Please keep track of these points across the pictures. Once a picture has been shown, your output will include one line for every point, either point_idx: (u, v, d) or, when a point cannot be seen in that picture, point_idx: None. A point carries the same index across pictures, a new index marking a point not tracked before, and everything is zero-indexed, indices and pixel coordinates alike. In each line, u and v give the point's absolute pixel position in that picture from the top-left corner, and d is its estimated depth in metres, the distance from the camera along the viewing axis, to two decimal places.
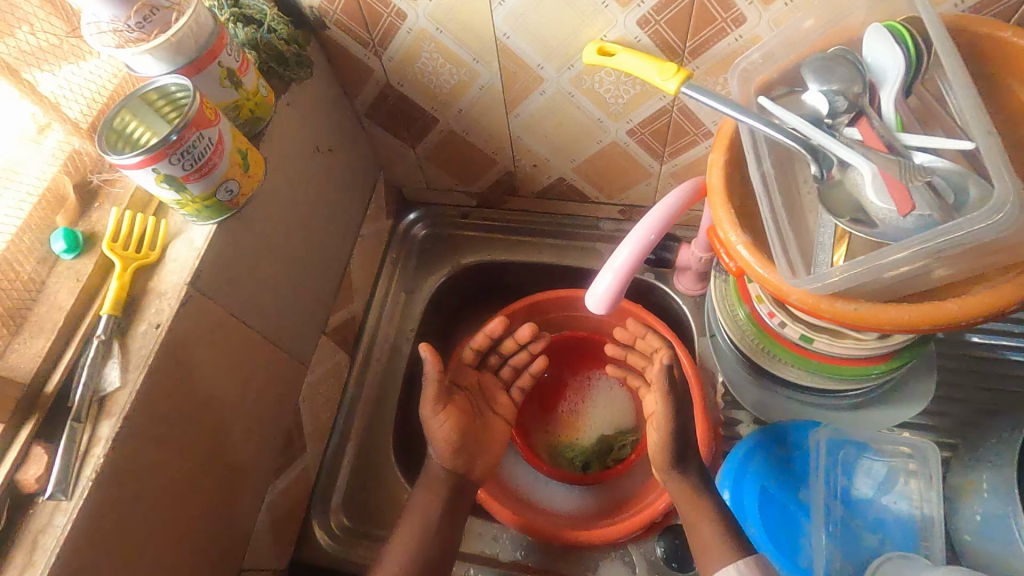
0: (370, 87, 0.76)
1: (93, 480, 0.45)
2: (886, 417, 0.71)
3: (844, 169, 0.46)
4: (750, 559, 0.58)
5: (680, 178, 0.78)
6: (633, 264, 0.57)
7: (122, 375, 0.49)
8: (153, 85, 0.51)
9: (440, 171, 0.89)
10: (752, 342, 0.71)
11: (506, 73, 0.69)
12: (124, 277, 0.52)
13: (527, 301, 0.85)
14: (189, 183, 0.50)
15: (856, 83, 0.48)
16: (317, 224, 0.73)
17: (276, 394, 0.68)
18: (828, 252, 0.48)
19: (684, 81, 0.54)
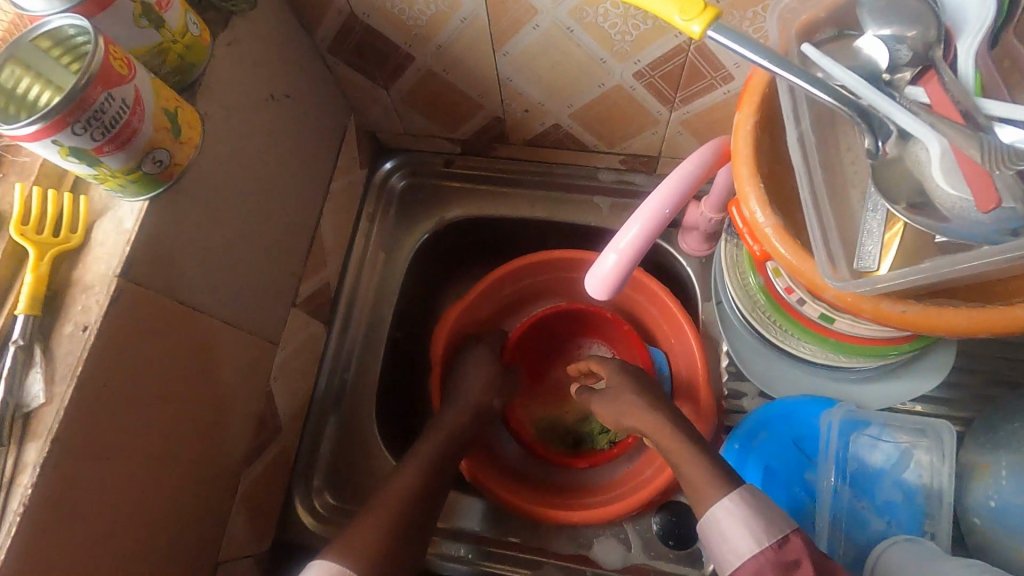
0: (331, 18, 0.64)
1: (22, 514, 0.39)
2: (900, 392, 0.66)
3: (903, 142, 0.38)
4: (740, 493, 0.53)
5: (691, 126, 0.69)
6: (642, 244, 0.50)
7: (47, 389, 0.42)
8: (43, 29, 0.40)
9: (418, 115, 0.78)
10: (764, 314, 0.65)
11: (493, 2, 0.57)
12: (40, 268, 0.44)
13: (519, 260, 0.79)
14: (103, 155, 0.41)
15: (929, 31, 0.39)
16: (278, 185, 0.64)
17: (244, 379, 0.62)
18: (876, 241, 0.41)
19: (711, 22, 0.43)
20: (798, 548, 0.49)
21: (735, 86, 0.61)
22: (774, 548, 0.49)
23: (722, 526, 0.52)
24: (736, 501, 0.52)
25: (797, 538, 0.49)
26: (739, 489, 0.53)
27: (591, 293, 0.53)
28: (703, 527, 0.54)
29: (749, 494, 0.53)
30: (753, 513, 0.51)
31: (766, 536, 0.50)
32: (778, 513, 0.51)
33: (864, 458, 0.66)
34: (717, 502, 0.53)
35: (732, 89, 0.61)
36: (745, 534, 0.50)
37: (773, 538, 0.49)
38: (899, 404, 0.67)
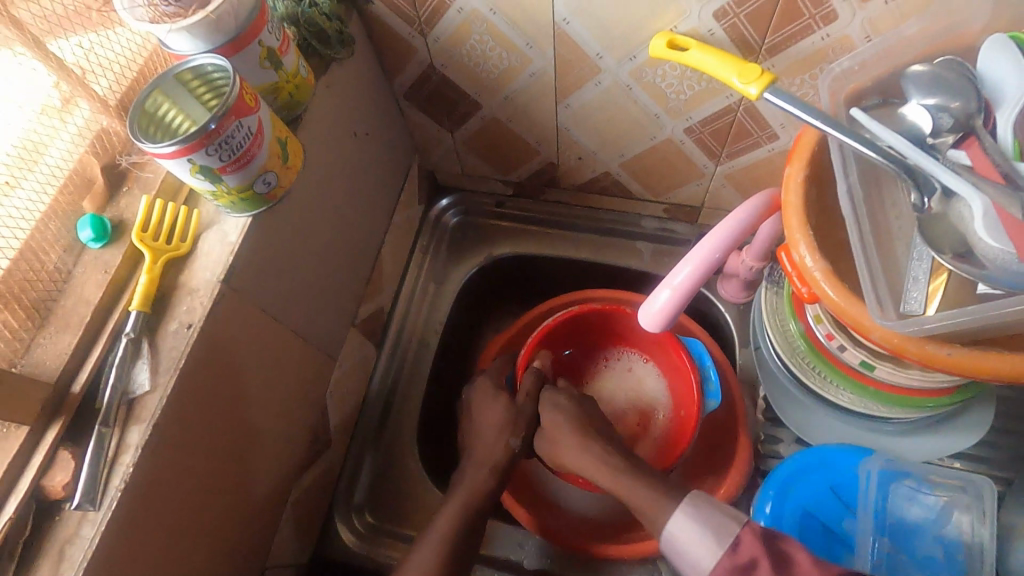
0: (411, 68, 0.71)
1: (122, 490, 0.43)
2: (935, 447, 0.68)
3: (947, 199, 0.42)
4: (689, 502, 0.54)
5: (735, 180, 0.73)
6: (693, 284, 0.56)
7: (152, 378, 0.46)
8: (188, 65, 0.46)
9: (476, 157, 0.84)
10: (803, 361, 0.67)
11: (561, 61, 0.64)
12: (153, 270, 0.49)
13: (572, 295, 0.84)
14: (225, 174, 0.47)
15: (970, 101, 0.43)
16: (351, 212, 0.69)
17: (305, 390, 0.65)
18: (921, 289, 0.44)
19: (768, 85, 0.49)
20: (751, 545, 0.48)
21: (779, 145, 0.65)
22: (730, 552, 0.49)
23: (681, 541, 0.52)
24: (682, 514, 0.53)
25: (750, 535, 0.49)
26: (685, 499, 0.54)
27: (645, 325, 0.60)
28: (663, 547, 0.54)
29: (693, 504, 0.53)
30: (702, 521, 0.52)
31: (720, 543, 0.49)
32: (725, 514, 0.51)
33: (903, 510, 0.67)
34: (665, 521, 0.53)
35: (776, 147, 0.66)
36: (699, 545, 0.51)
37: (726, 542, 0.49)
38: (936, 459, 0.68)
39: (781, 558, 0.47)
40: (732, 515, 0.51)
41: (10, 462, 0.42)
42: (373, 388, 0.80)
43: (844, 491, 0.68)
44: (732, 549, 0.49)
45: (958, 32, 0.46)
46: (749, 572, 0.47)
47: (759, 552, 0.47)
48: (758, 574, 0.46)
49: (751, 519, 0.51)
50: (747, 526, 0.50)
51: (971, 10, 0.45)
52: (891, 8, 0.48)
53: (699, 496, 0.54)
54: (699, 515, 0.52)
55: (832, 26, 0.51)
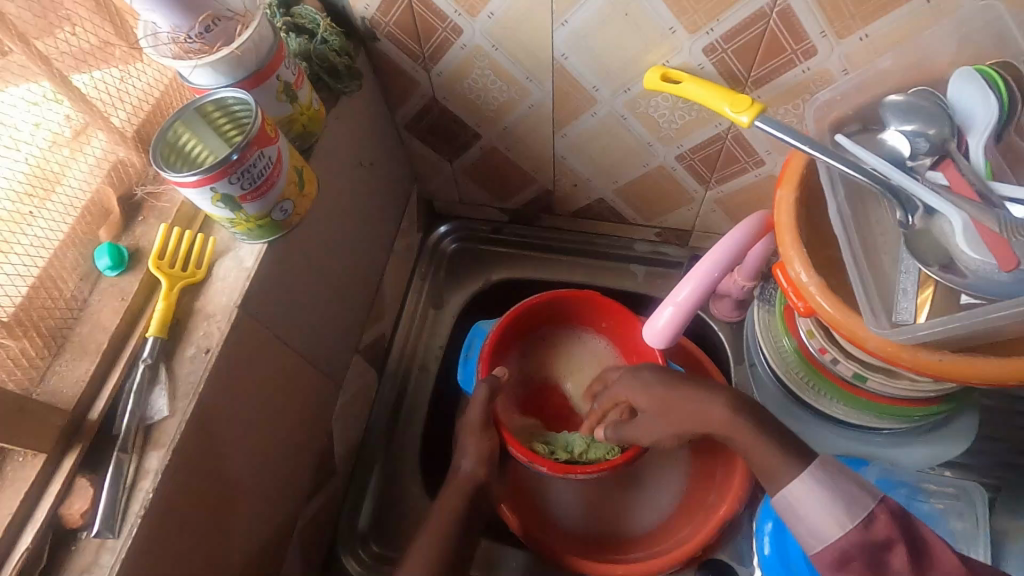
0: (414, 100, 0.74)
1: (141, 516, 0.43)
2: (929, 456, 0.70)
3: (929, 216, 0.46)
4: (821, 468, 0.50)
5: (724, 204, 0.76)
6: (694, 301, 0.59)
7: (170, 404, 0.46)
8: (210, 98, 0.48)
9: (474, 185, 0.87)
10: (797, 374, 0.70)
11: (560, 93, 0.67)
12: (170, 296, 0.50)
13: None
14: (245, 202, 0.48)
15: (943, 126, 0.47)
16: (356, 238, 0.71)
17: (311, 416, 0.65)
18: (911, 300, 0.47)
19: (758, 114, 0.52)
20: (886, 524, 0.46)
21: (765, 170, 0.69)
22: (864, 528, 0.46)
23: (802, 508, 0.49)
24: (814, 477, 0.50)
25: (885, 513, 0.47)
26: (817, 466, 0.51)
27: (650, 340, 0.63)
28: (778, 510, 0.52)
29: (825, 471, 0.50)
30: (836, 488, 0.48)
31: (852, 517, 0.47)
32: (858, 487, 0.48)
33: None
34: (791, 484, 0.50)
35: (763, 172, 0.70)
36: (828, 514, 0.48)
37: (860, 517, 0.47)
38: (928, 468, 0.70)
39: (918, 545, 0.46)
40: (867, 491, 0.48)
41: (27, 491, 0.41)
42: (375, 413, 0.80)
43: None
44: (864, 525, 0.47)
45: (927, 65, 0.51)
46: (882, 553, 0.45)
47: (895, 533, 0.46)
48: (893, 557, 0.45)
49: (887, 495, 0.48)
50: (882, 502, 0.48)
51: (938, 47, 0.50)
52: (866, 43, 0.52)
53: (833, 463, 0.51)
54: (832, 481, 0.49)
55: (812, 60, 0.55)
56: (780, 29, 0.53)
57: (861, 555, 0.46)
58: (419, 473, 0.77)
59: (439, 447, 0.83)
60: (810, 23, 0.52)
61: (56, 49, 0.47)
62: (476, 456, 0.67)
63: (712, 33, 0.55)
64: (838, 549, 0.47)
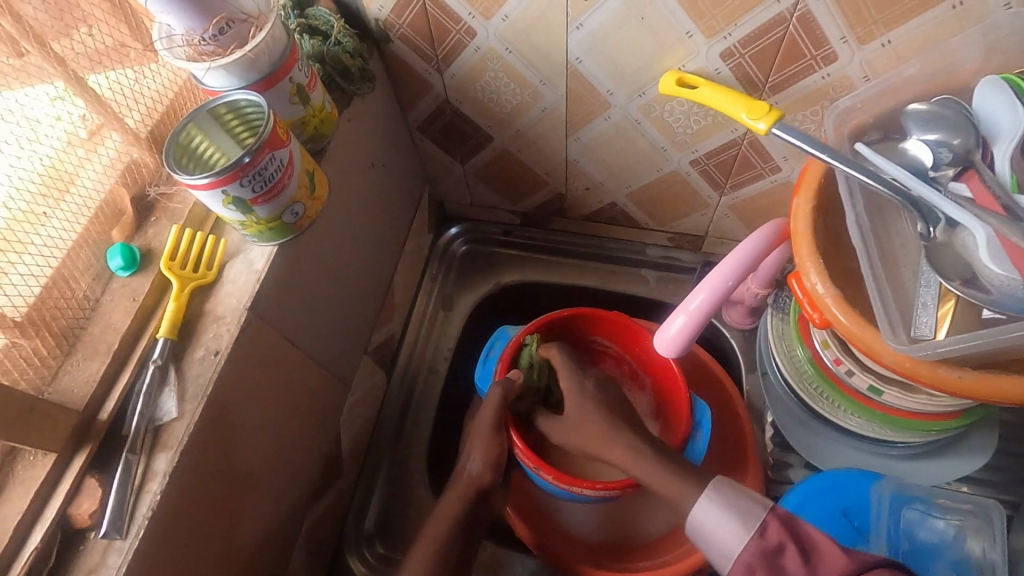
0: (427, 102, 0.74)
1: (149, 517, 0.43)
2: (945, 471, 0.69)
3: (951, 229, 0.44)
4: (712, 486, 0.54)
5: (739, 211, 0.75)
6: (707, 310, 0.58)
7: (179, 405, 0.47)
8: (223, 100, 0.48)
9: (486, 188, 0.86)
10: (810, 384, 0.68)
11: (573, 97, 0.67)
12: (181, 298, 0.50)
13: None
14: (256, 205, 0.48)
15: (967, 136, 0.46)
16: (366, 240, 0.71)
17: (319, 417, 0.66)
18: (931, 314, 0.45)
19: (775, 121, 0.51)
20: (777, 530, 0.48)
21: (782, 177, 0.68)
22: (757, 536, 0.49)
23: (706, 524, 0.52)
24: (710, 500, 0.53)
25: (775, 521, 0.49)
26: (711, 487, 0.54)
27: (660, 349, 0.62)
28: (691, 532, 0.54)
29: (717, 489, 0.53)
30: (727, 505, 0.52)
31: (748, 528, 0.49)
32: (751, 500, 0.51)
33: (914, 532, 0.67)
34: (693, 507, 0.54)
35: (779, 179, 0.68)
36: (727, 528, 0.51)
37: (754, 526, 0.49)
38: (944, 483, 0.69)
39: (808, 547, 0.47)
40: (758, 501, 0.51)
41: (37, 490, 0.42)
42: (383, 414, 0.80)
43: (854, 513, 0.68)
44: (760, 534, 0.49)
45: (951, 73, 0.50)
46: (777, 555, 0.47)
47: (787, 539, 0.47)
48: (786, 559, 0.46)
49: (776, 504, 0.51)
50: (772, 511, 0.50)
51: (964, 54, 0.48)
52: (888, 49, 0.51)
53: (725, 483, 0.54)
54: (724, 500, 0.52)
55: (832, 66, 0.54)
56: (800, 33, 0.52)
57: (760, 559, 0.47)
58: (426, 476, 0.77)
59: (446, 450, 0.82)
60: (831, 28, 0.51)
61: (73, 50, 0.48)
62: (482, 461, 0.67)
63: (729, 37, 0.54)
64: (744, 562, 0.48)
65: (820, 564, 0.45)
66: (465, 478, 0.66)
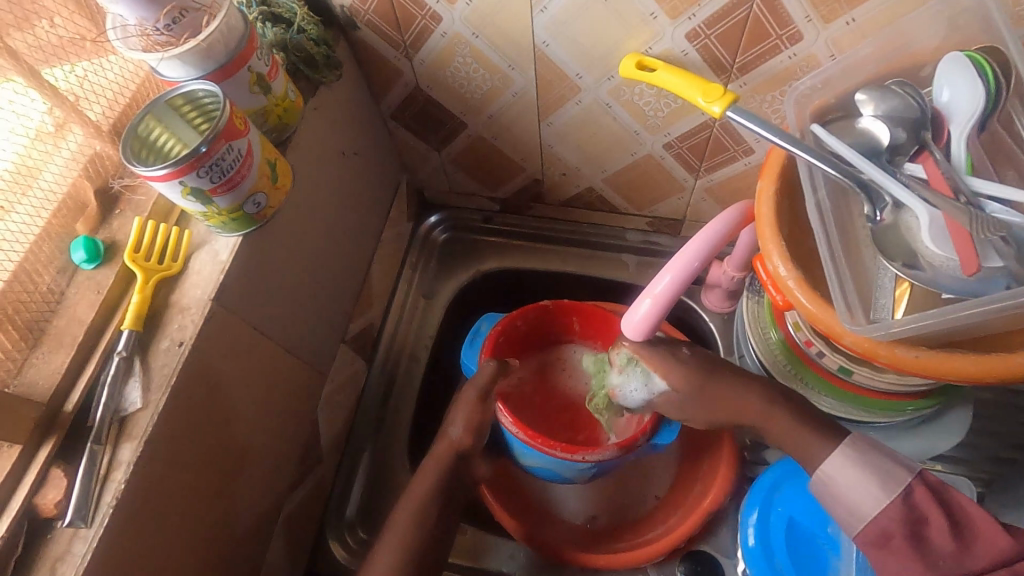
0: (398, 90, 0.74)
1: (113, 506, 0.44)
2: (921, 448, 0.68)
3: (898, 211, 0.45)
4: (850, 444, 0.54)
5: (714, 194, 0.75)
6: (672, 293, 0.59)
7: (143, 396, 0.47)
8: (180, 90, 0.48)
9: (463, 174, 0.86)
10: (783, 366, 0.68)
11: (543, 81, 0.66)
12: (145, 290, 0.50)
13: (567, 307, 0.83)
14: (216, 196, 0.48)
15: (922, 116, 0.46)
16: (340, 229, 0.71)
17: (295, 406, 0.66)
18: (889, 296, 0.46)
19: (729, 104, 0.52)
20: (924, 498, 0.49)
21: (755, 159, 0.67)
22: (901, 500, 0.49)
23: (841, 484, 0.53)
24: (846, 458, 0.53)
25: (922, 487, 0.50)
26: (848, 445, 0.54)
27: (628, 334, 0.62)
28: (818, 487, 0.56)
29: (856, 446, 0.54)
30: (866, 465, 0.52)
31: (886, 489, 0.50)
32: (896, 463, 0.52)
33: None
34: (827, 460, 0.55)
35: (752, 161, 0.68)
36: (866, 491, 0.51)
37: (895, 490, 0.50)
38: (919, 461, 0.69)
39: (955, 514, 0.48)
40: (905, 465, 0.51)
41: (3, 481, 0.43)
42: (364, 402, 0.80)
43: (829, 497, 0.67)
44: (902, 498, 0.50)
45: (912, 52, 0.49)
46: (921, 523, 0.48)
47: (929, 505, 0.49)
48: (931, 530, 0.48)
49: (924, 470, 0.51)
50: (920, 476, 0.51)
51: (925, 34, 0.48)
52: (853, 27, 0.50)
53: (863, 441, 0.54)
54: (860, 458, 0.53)
55: (798, 46, 0.53)
56: (763, 13, 0.51)
57: (902, 524, 0.49)
58: (407, 462, 0.77)
59: (426, 437, 0.83)
60: (794, 8, 0.50)
61: (26, 44, 0.47)
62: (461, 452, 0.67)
63: (694, 18, 0.54)
64: (879, 523, 0.50)
65: (975, 538, 0.46)
66: (447, 443, 0.65)
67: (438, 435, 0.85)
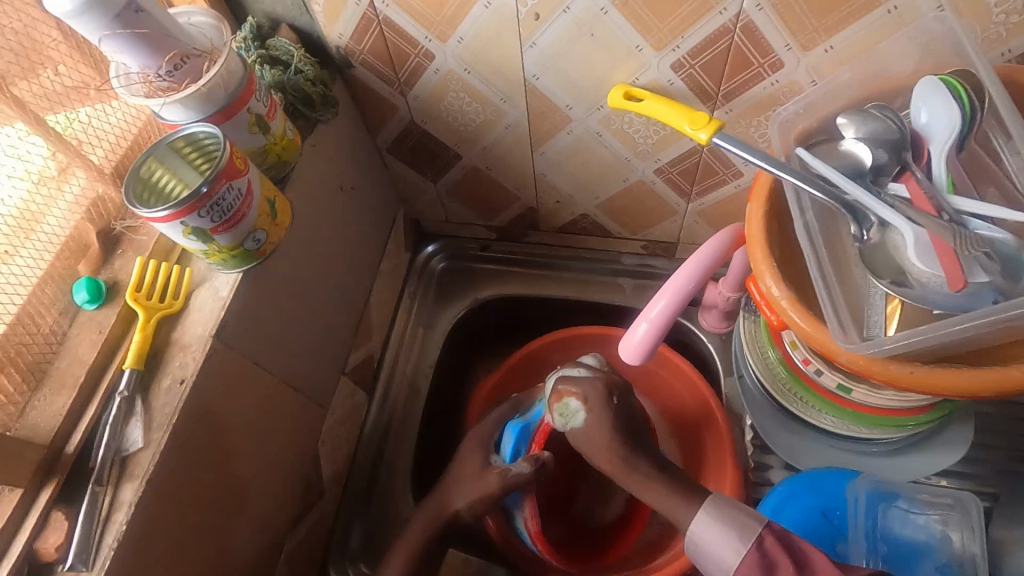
0: (393, 125, 0.76)
1: (114, 549, 0.44)
2: (925, 465, 0.69)
3: (884, 230, 0.46)
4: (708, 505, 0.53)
5: (707, 217, 0.76)
6: (669, 316, 0.60)
7: (146, 435, 0.48)
8: (181, 133, 0.50)
9: (458, 205, 0.87)
10: (781, 384, 0.69)
11: (534, 113, 0.68)
12: (147, 328, 0.51)
13: (567, 334, 0.83)
14: (216, 234, 0.49)
15: (904, 140, 0.47)
16: (339, 262, 0.72)
17: (296, 440, 0.66)
18: (880, 313, 0.47)
19: (715, 130, 0.53)
20: (775, 546, 0.49)
21: (744, 182, 0.69)
22: (756, 550, 0.49)
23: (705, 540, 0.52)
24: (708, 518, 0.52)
25: (770, 536, 0.50)
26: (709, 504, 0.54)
27: (626, 357, 0.63)
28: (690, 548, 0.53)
29: (714, 507, 0.53)
30: (726, 521, 0.52)
31: (743, 540, 0.50)
32: (746, 515, 0.52)
33: (895, 530, 0.66)
34: (692, 522, 0.53)
35: (742, 183, 0.69)
36: (725, 547, 0.51)
37: (750, 540, 0.50)
38: (922, 478, 0.69)
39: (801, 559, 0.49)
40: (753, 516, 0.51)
41: (2, 526, 0.43)
42: (365, 433, 0.79)
43: (833, 512, 0.68)
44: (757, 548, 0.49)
45: (887, 77, 0.51)
46: (772, 570, 0.48)
47: (778, 553, 0.49)
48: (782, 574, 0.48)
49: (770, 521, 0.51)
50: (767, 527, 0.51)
51: (900, 59, 0.50)
52: (831, 55, 0.52)
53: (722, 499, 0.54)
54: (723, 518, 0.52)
55: (779, 73, 0.55)
56: (744, 43, 0.53)
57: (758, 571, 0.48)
58: (409, 492, 0.76)
59: (427, 468, 0.82)
60: (773, 37, 0.52)
61: (32, 92, 0.49)
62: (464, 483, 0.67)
63: (678, 49, 0.56)
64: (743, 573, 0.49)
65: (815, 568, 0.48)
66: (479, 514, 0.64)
67: (440, 465, 0.85)
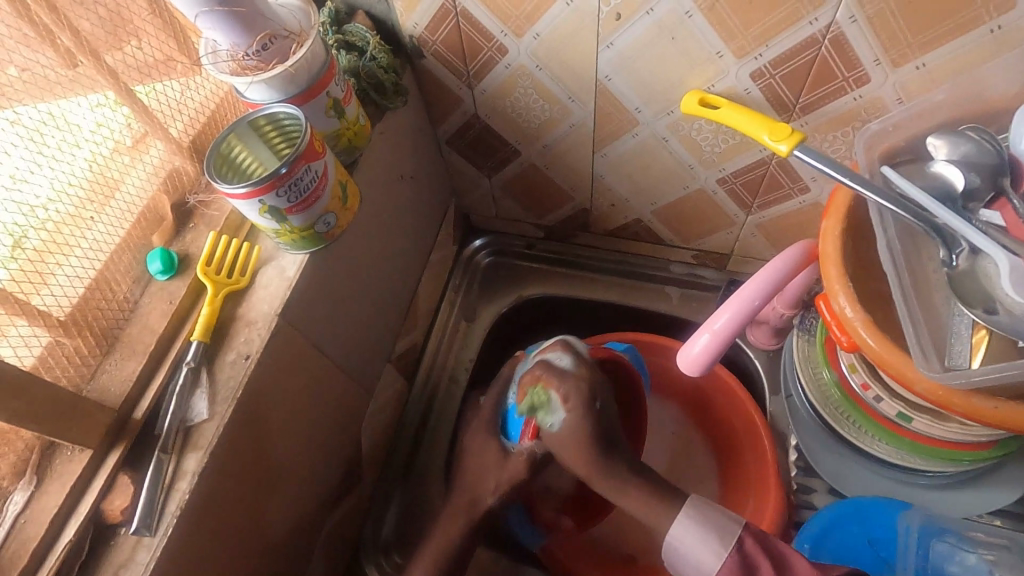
0: (455, 117, 0.76)
1: (176, 516, 0.45)
2: (983, 501, 0.66)
3: (974, 256, 0.44)
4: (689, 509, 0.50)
5: (766, 230, 0.74)
6: (730, 330, 0.59)
7: (210, 407, 0.48)
8: (264, 112, 0.50)
9: (510, 201, 0.87)
10: (834, 407, 0.67)
11: (601, 114, 0.67)
12: (214, 302, 0.51)
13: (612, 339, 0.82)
14: (291, 214, 0.50)
15: (999, 164, 0.45)
16: (393, 249, 0.72)
17: (340, 423, 0.67)
18: (965, 342, 0.45)
19: (797, 143, 0.52)
20: (754, 548, 0.48)
21: (811, 197, 0.67)
22: (736, 553, 0.48)
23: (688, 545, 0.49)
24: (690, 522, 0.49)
25: (751, 538, 0.48)
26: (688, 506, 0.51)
27: (683, 368, 0.61)
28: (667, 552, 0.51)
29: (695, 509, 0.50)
30: (705, 525, 0.49)
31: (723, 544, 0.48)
32: (725, 516, 0.50)
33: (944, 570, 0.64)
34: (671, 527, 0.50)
35: (808, 199, 0.68)
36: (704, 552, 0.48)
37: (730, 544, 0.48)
38: (976, 515, 0.66)
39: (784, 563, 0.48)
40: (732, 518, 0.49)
41: (72, 485, 0.44)
42: (403, 421, 0.80)
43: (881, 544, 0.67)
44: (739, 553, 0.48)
45: (983, 99, 0.49)
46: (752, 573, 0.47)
47: (758, 556, 0.48)
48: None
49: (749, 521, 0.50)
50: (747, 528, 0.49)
51: (998, 81, 0.49)
52: (923, 72, 0.50)
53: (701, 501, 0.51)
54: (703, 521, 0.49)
55: (865, 88, 0.53)
56: (832, 56, 0.52)
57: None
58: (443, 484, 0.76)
59: None
60: (863, 50, 0.51)
61: (122, 62, 0.50)
62: None
63: (761, 58, 0.54)
64: None
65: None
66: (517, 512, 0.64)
67: None
